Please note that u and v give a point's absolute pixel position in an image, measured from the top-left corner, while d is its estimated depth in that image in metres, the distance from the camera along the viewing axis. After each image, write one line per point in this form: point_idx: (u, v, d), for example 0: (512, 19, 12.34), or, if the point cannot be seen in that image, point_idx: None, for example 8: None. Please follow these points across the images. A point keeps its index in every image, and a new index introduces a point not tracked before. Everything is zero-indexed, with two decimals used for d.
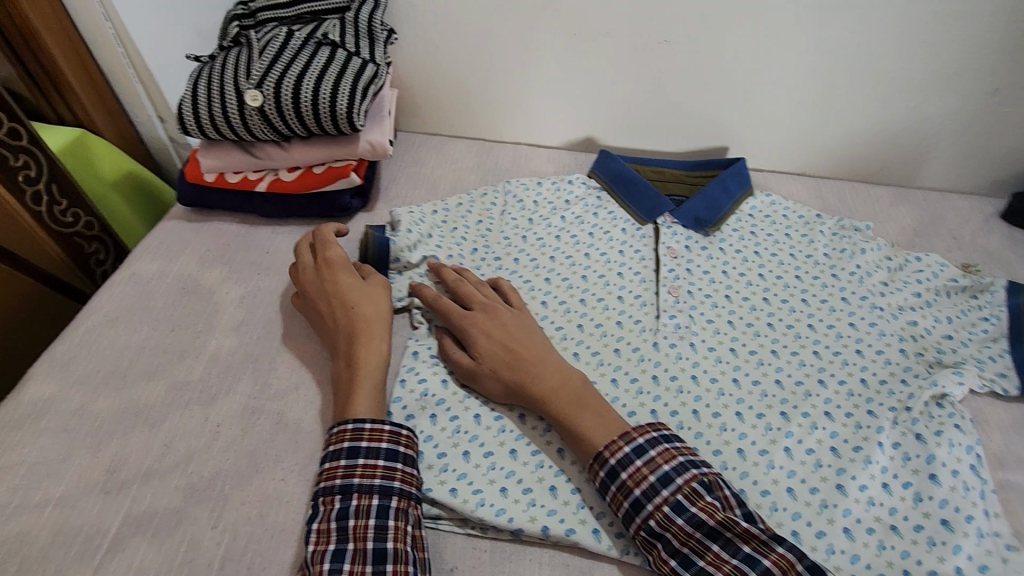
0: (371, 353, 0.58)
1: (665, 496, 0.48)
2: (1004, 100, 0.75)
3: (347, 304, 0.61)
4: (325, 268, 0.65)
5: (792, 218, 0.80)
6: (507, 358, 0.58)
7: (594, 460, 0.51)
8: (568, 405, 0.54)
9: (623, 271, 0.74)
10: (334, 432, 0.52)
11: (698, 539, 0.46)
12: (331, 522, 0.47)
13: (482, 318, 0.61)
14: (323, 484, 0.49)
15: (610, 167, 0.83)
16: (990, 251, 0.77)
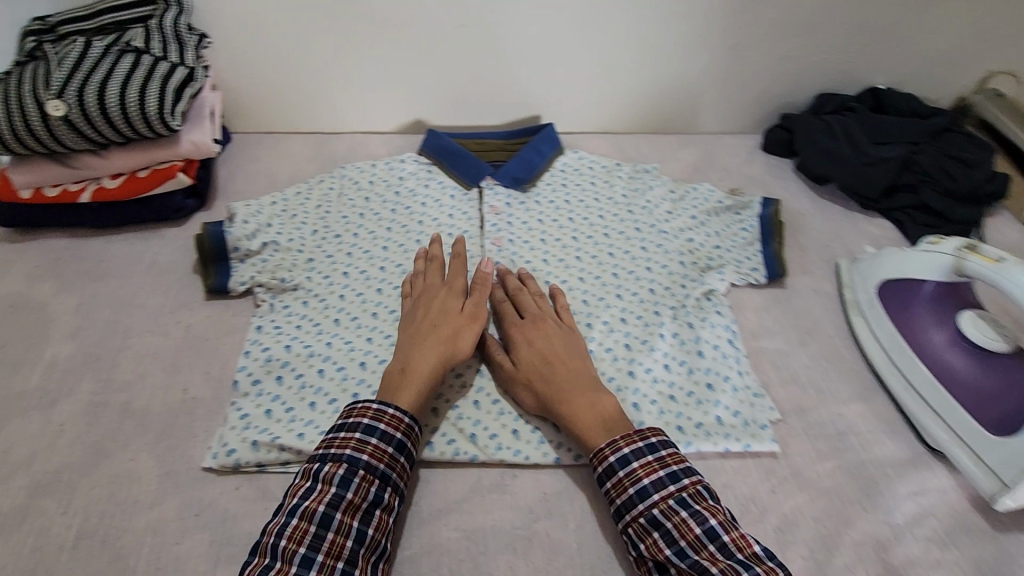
0: (428, 361, 0.59)
1: (670, 490, 0.50)
2: (742, 53, 0.92)
3: (434, 315, 0.63)
4: (445, 289, 0.67)
5: (597, 169, 0.93)
6: (546, 371, 0.59)
7: (606, 444, 0.54)
8: (590, 410, 0.56)
9: (453, 232, 0.82)
10: (383, 411, 0.54)
11: (696, 536, 0.48)
12: (363, 502, 0.50)
13: (534, 332, 0.63)
14: (368, 461, 0.52)
15: (435, 142, 0.91)
16: (753, 177, 0.94)
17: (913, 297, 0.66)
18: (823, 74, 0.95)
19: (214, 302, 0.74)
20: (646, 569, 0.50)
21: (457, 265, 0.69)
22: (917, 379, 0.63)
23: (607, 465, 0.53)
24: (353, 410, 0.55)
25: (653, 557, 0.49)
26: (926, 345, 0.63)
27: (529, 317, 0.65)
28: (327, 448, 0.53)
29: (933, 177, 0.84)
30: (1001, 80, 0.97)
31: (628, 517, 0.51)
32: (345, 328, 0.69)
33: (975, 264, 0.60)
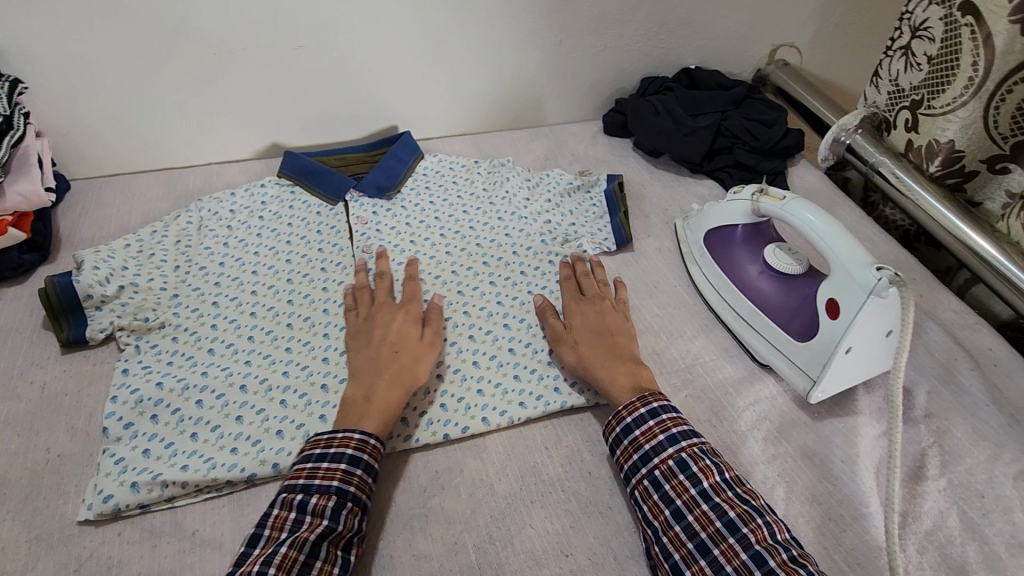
0: (393, 390, 0.62)
1: (696, 440, 0.58)
2: (569, 48, 1.02)
3: (395, 342, 0.66)
4: (401, 315, 0.69)
5: (456, 168, 0.98)
6: (600, 339, 0.68)
7: (637, 399, 0.61)
8: (628, 375, 0.64)
9: (323, 247, 0.84)
10: (366, 441, 0.57)
11: (717, 480, 0.55)
12: (349, 533, 0.52)
13: (591, 308, 0.72)
14: (355, 493, 0.54)
15: (294, 163, 0.92)
16: (598, 158, 1.04)
17: (731, 240, 0.77)
18: (642, 61, 1.08)
19: (72, 355, 0.70)
20: (660, 515, 0.54)
21: (413, 291, 0.72)
22: (743, 309, 0.73)
23: (637, 416, 0.60)
24: (332, 440, 0.56)
25: (678, 496, 0.55)
26: (745, 278, 0.74)
27: (597, 295, 0.75)
28: (310, 478, 0.54)
29: (741, 139, 0.99)
30: (784, 51, 1.15)
31: (658, 460, 0.57)
32: (220, 356, 0.69)
33: (767, 204, 0.71)
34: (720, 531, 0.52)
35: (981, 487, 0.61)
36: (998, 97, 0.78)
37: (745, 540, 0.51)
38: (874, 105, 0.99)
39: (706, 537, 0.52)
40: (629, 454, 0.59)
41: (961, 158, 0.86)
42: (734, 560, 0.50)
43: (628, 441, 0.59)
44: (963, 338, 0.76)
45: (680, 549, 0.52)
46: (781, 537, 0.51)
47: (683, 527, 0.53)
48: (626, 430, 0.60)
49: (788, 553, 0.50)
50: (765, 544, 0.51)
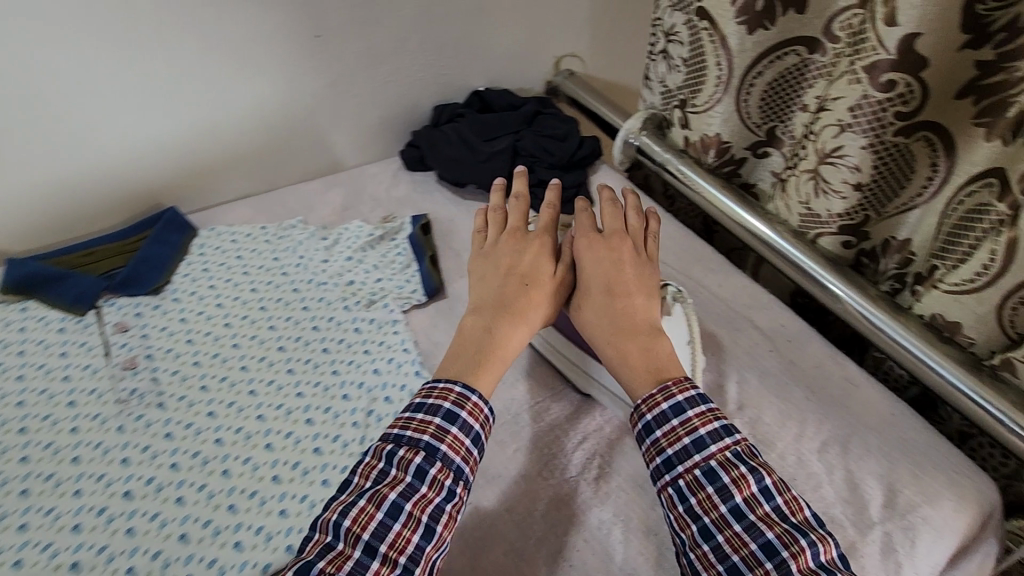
0: (514, 338, 0.59)
1: (730, 442, 0.50)
2: (343, 87, 0.94)
3: (529, 272, 0.63)
4: (538, 241, 0.66)
5: (240, 239, 0.86)
6: (608, 303, 0.61)
7: (658, 390, 0.53)
8: (638, 351, 0.57)
9: (70, 373, 0.69)
10: (466, 398, 0.52)
11: (753, 493, 0.48)
12: (436, 497, 0.48)
13: (607, 254, 0.64)
14: (446, 453, 0.49)
15: (17, 273, 0.75)
16: (401, 198, 0.98)
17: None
18: (430, 89, 1.03)
19: None
20: (687, 529, 0.49)
21: (549, 221, 0.69)
22: (558, 341, 0.70)
23: (659, 413, 0.52)
24: (434, 390, 0.53)
25: (705, 513, 0.48)
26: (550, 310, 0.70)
27: (622, 237, 0.66)
28: (403, 429, 0.50)
29: (539, 157, 0.98)
30: (568, 61, 1.17)
31: (682, 469, 0.50)
32: None
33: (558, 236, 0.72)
34: (756, 555, 0.46)
35: (793, 470, 0.65)
36: (746, 89, 0.84)
37: (783, 568, 0.44)
38: (652, 107, 1.03)
39: (738, 561, 0.46)
40: (652, 456, 0.52)
41: (729, 148, 0.92)
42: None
43: (649, 443, 0.52)
44: (759, 320, 0.81)
45: (710, 571, 0.47)
46: (827, 559, 0.45)
47: (711, 548, 0.47)
48: (648, 429, 0.52)
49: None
50: (806, 571, 0.44)
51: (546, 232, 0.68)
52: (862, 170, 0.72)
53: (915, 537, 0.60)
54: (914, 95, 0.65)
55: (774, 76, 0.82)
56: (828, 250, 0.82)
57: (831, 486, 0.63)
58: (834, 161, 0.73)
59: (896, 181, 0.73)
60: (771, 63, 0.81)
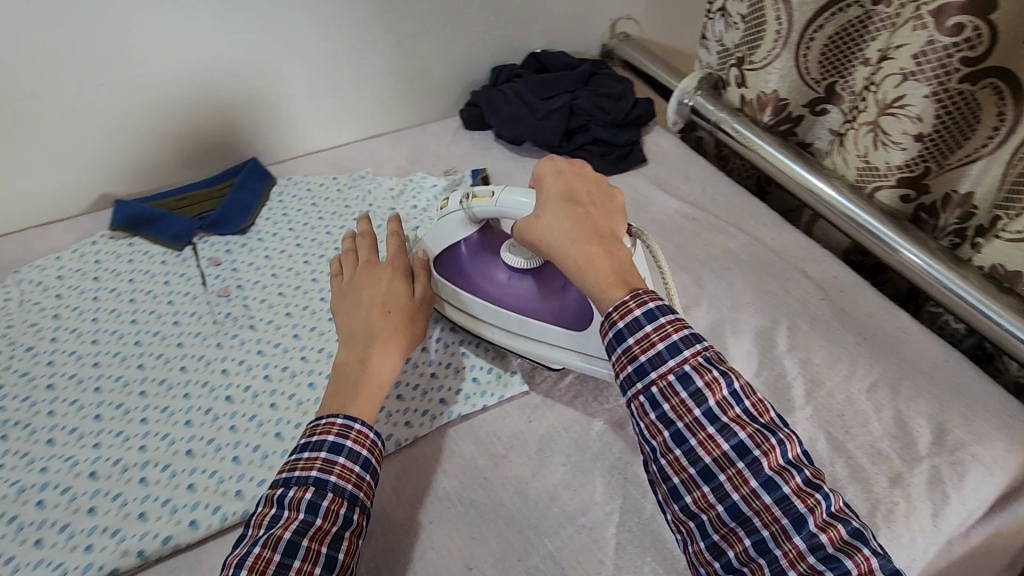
0: (388, 358, 0.60)
1: (701, 348, 0.52)
2: (408, 49, 0.99)
3: (386, 300, 0.64)
4: (387, 275, 0.67)
5: (315, 188, 0.93)
6: (574, 214, 0.60)
7: (632, 297, 0.54)
8: (608, 263, 0.57)
9: (173, 298, 0.77)
10: (349, 426, 0.54)
11: (724, 396, 0.51)
12: (333, 526, 0.50)
13: (569, 172, 0.64)
14: (337, 483, 0.52)
15: (125, 213, 0.83)
16: (461, 155, 1.03)
17: (462, 260, 0.69)
18: (489, 52, 1.07)
19: None
20: (662, 435, 0.52)
21: (397, 245, 0.70)
22: (516, 324, 0.68)
23: (631, 320, 0.53)
24: (316, 427, 0.54)
25: (679, 418, 0.51)
26: (493, 291, 0.68)
27: (580, 165, 0.65)
28: (292, 470, 0.52)
29: (594, 115, 1.00)
30: (624, 24, 1.19)
31: (656, 376, 0.52)
32: (62, 446, 0.62)
33: (479, 207, 0.64)
34: (727, 456, 0.50)
35: (841, 407, 0.67)
36: (806, 42, 0.85)
37: (755, 466, 0.49)
38: (708, 67, 1.05)
39: (710, 462, 0.50)
40: (624, 366, 0.53)
41: (786, 105, 0.93)
42: (743, 488, 0.49)
43: (621, 352, 0.53)
44: (812, 271, 0.82)
45: (682, 474, 0.51)
46: (793, 456, 0.50)
47: (683, 452, 0.51)
48: (620, 337, 0.53)
49: (802, 476, 0.49)
50: (777, 467, 0.49)
51: (395, 261, 0.68)
52: (924, 121, 0.72)
53: (963, 471, 0.61)
54: (982, 39, 0.65)
55: (835, 29, 0.83)
56: (885, 204, 0.82)
57: (878, 422, 0.65)
58: (895, 111, 0.74)
59: (961, 132, 0.73)
60: (833, 15, 0.82)
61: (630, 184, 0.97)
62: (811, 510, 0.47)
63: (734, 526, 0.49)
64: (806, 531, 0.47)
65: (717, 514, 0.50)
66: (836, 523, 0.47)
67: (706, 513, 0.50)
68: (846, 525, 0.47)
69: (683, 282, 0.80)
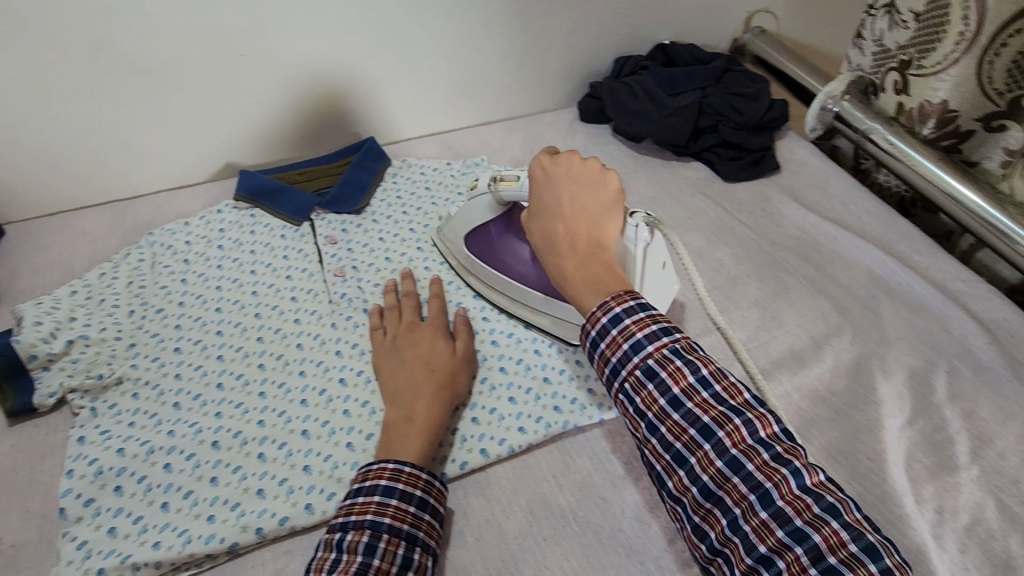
0: (433, 410, 0.58)
1: (666, 340, 0.48)
2: (535, 34, 0.95)
3: (428, 358, 0.62)
4: (429, 334, 0.65)
5: (428, 172, 0.92)
6: (547, 223, 0.59)
7: (597, 308, 0.51)
8: (580, 272, 0.55)
9: (291, 274, 0.78)
10: (400, 469, 0.52)
11: (689, 383, 0.47)
12: (391, 567, 0.47)
13: (552, 172, 0.61)
14: (393, 524, 0.49)
15: (249, 184, 0.85)
16: (577, 148, 0.98)
17: (490, 238, 0.73)
18: (616, 40, 1.02)
19: (21, 425, 0.63)
20: (638, 428, 0.49)
21: (439, 306, 0.70)
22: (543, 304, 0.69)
23: (601, 327, 0.50)
24: (368, 472, 0.52)
25: (648, 409, 0.48)
26: (518, 266, 0.71)
27: (568, 155, 0.61)
28: (347, 514, 0.50)
29: (726, 115, 0.93)
30: (760, 17, 1.10)
31: (625, 372, 0.49)
32: (187, 411, 0.63)
33: (506, 189, 0.68)
34: (695, 439, 0.46)
35: (1015, 472, 0.58)
36: (994, 50, 0.75)
37: (719, 446, 0.45)
38: (859, 69, 0.95)
39: (681, 447, 0.46)
40: (601, 369, 0.51)
41: (954, 118, 0.82)
42: (710, 469, 0.45)
43: (596, 357, 0.51)
44: (977, 310, 0.73)
45: (659, 461, 0.47)
46: (766, 434, 0.45)
47: (657, 439, 0.47)
48: (593, 344, 0.51)
49: (770, 452, 0.44)
50: (743, 446, 0.44)
51: (434, 321, 0.67)
52: None
53: None
54: None
55: None
56: None
57: None
58: None
59: None
60: None
61: (761, 193, 0.89)
62: (779, 486, 0.42)
63: (709, 507, 0.45)
64: (771, 503, 0.42)
65: (693, 497, 0.46)
66: (806, 496, 0.42)
67: (684, 496, 0.46)
68: (818, 498, 0.41)
69: (822, 307, 0.73)
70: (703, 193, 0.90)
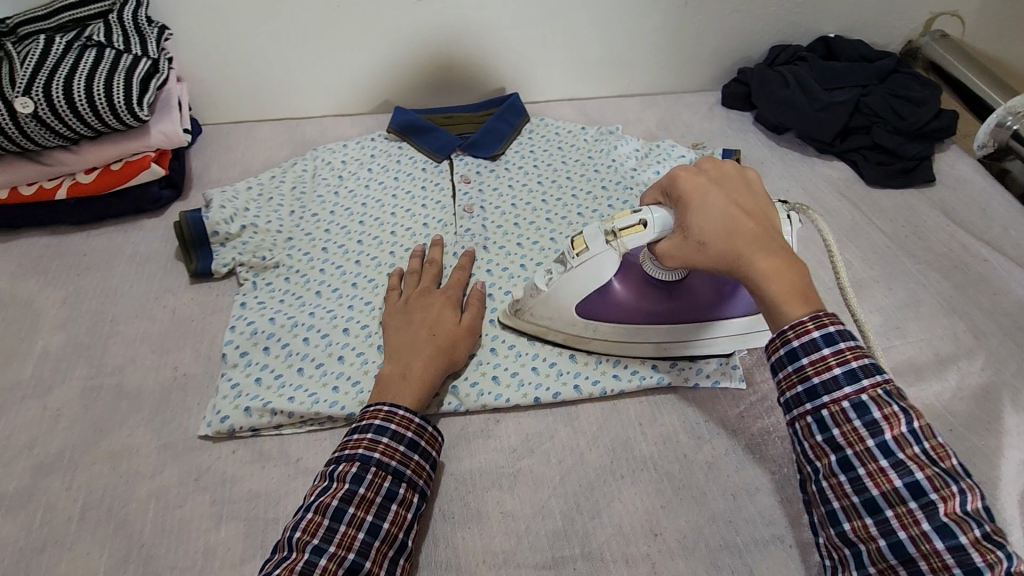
0: (428, 369, 0.59)
1: (883, 379, 0.43)
2: (693, 11, 0.95)
3: (435, 323, 0.62)
4: (438, 300, 0.65)
5: (563, 133, 0.96)
6: (731, 220, 0.50)
7: (808, 317, 0.45)
8: (788, 273, 0.47)
9: (426, 203, 0.85)
10: (394, 412, 0.54)
11: (904, 433, 0.42)
12: (376, 497, 0.50)
13: (706, 175, 0.53)
14: (381, 460, 0.51)
15: (402, 118, 0.93)
16: (713, 130, 0.98)
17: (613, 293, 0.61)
18: (776, 27, 0.99)
19: (199, 285, 0.76)
20: (824, 458, 0.45)
21: (459, 277, 0.69)
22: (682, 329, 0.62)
23: (808, 340, 0.45)
24: (364, 412, 0.54)
25: (848, 446, 0.43)
26: (656, 311, 0.61)
27: (708, 160, 0.55)
28: (343, 448, 0.52)
29: (883, 117, 0.87)
30: (943, 21, 1.01)
31: (828, 399, 0.44)
32: (326, 300, 0.72)
33: (633, 239, 0.56)
34: (899, 493, 0.42)
35: None
36: None
37: (930, 509, 0.41)
38: None
39: (877, 495, 0.43)
40: (792, 384, 0.46)
41: None
42: (912, 528, 0.41)
43: (790, 371, 0.45)
44: None
45: (842, 501, 0.44)
46: (977, 508, 0.41)
47: (848, 479, 0.44)
48: (791, 357, 0.45)
49: (983, 529, 0.40)
50: (954, 516, 0.40)
51: (448, 289, 0.67)
52: None
53: None
54: None
55: None
56: None
57: None
58: None
59: None
60: None
61: (906, 203, 0.84)
62: (992, 568, 0.39)
63: (896, 566, 0.41)
64: None
65: (877, 547, 0.42)
66: None
67: (866, 544, 0.43)
68: None
69: (954, 327, 0.69)
70: (842, 193, 0.86)
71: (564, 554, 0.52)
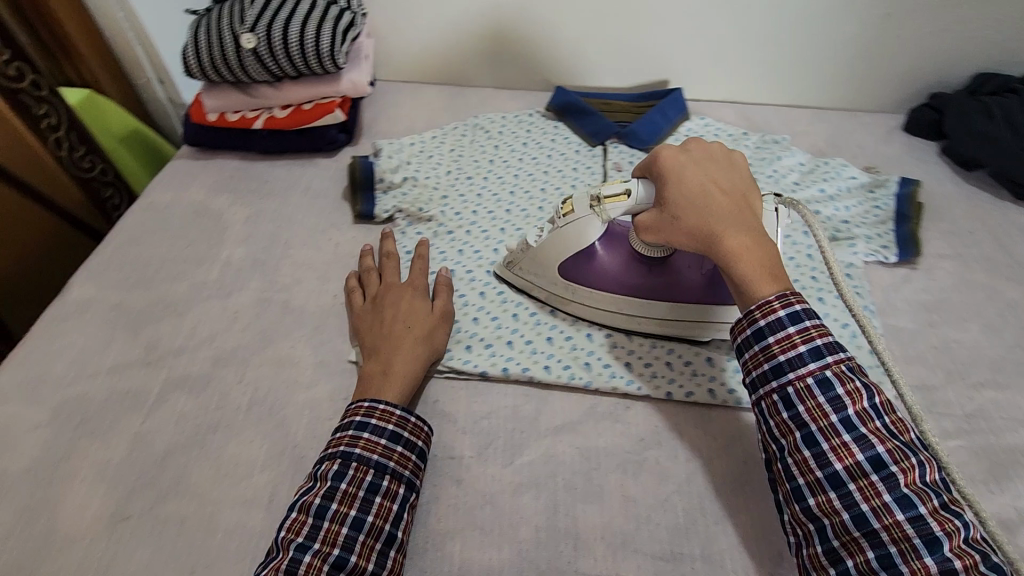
0: (408, 361, 0.60)
1: (846, 355, 0.47)
2: (893, 25, 0.88)
3: (407, 316, 0.63)
4: (405, 293, 0.66)
5: (723, 136, 0.93)
6: (706, 202, 0.54)
7: (775, 296, 0.50)
8: (758, 249, 0.52)
9: (576, 184, 0.86)
10: (373, 407, 0.55)
11: (865, 407, 0.45)
12: (359, 491, 0.50)
13: (688, 156, 0.57)
14: (361, 455, 0.52)
15: (563, 99, 0.95)
16: (891, 155, 0.91)
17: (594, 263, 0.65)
18: (988, 52, 0.89)
19: (360, 226, 0.82)
20: (790, 436, 0.47)
21: (421, 267, 0.70)
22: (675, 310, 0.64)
23: (775, 319, 0.49)
24: (347, 410, 0.56)
25: (813, 420, 0.46)
26: (639, 286, 0.64)
27: (695, 141, 0.59)
28: (325, 448, 0.54)
29: None
30: None
31: (793, 376, 0.47)
32: (468, 259, 0.76)
33: (615, 207, 0.59)
34: (860, 466, 0.44)
35: None
36: None
37: (891, 479, 0.43)
38: None
39: (840, 469, 0.44)
40: (759, 363, 0.49)
41: None
42: (873, 500, 0.43)
43: (757, 350, 0.49)
44: None
45: (807, 476, 0.46)
46: (932, 479, 0.44)
47: (813, 454, 0.46)
48: (759, 335, 0.49)
49: (939, 499, 0.43)
50: (913, 486, 0.43)
51: (415, 280, 0.68)
52: None
53: None
54: None
55: None
56: None
57: None
58: None
59: None
60: None
61: None
62: (949, 535, 0.41)
63: (859, 537, 0.43)
64: (939, 554, 0.40)
65: (841, 521, 0.44)
66: (973, 553, 0.41)
67: (829, 518, 0.44)
68: (985, 557, 0.40)
69: None
70: None
71: (683, 552, 0.52)
